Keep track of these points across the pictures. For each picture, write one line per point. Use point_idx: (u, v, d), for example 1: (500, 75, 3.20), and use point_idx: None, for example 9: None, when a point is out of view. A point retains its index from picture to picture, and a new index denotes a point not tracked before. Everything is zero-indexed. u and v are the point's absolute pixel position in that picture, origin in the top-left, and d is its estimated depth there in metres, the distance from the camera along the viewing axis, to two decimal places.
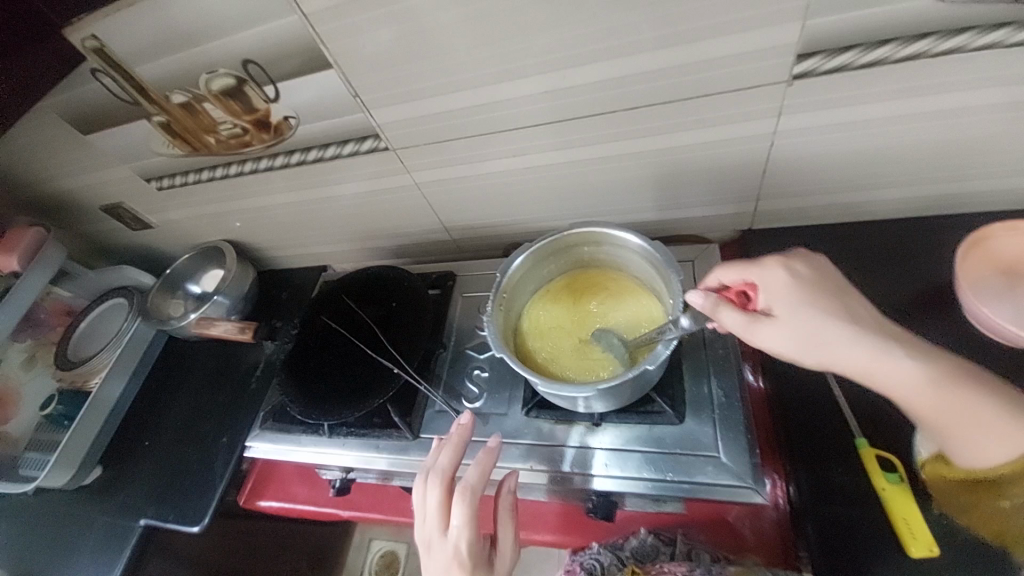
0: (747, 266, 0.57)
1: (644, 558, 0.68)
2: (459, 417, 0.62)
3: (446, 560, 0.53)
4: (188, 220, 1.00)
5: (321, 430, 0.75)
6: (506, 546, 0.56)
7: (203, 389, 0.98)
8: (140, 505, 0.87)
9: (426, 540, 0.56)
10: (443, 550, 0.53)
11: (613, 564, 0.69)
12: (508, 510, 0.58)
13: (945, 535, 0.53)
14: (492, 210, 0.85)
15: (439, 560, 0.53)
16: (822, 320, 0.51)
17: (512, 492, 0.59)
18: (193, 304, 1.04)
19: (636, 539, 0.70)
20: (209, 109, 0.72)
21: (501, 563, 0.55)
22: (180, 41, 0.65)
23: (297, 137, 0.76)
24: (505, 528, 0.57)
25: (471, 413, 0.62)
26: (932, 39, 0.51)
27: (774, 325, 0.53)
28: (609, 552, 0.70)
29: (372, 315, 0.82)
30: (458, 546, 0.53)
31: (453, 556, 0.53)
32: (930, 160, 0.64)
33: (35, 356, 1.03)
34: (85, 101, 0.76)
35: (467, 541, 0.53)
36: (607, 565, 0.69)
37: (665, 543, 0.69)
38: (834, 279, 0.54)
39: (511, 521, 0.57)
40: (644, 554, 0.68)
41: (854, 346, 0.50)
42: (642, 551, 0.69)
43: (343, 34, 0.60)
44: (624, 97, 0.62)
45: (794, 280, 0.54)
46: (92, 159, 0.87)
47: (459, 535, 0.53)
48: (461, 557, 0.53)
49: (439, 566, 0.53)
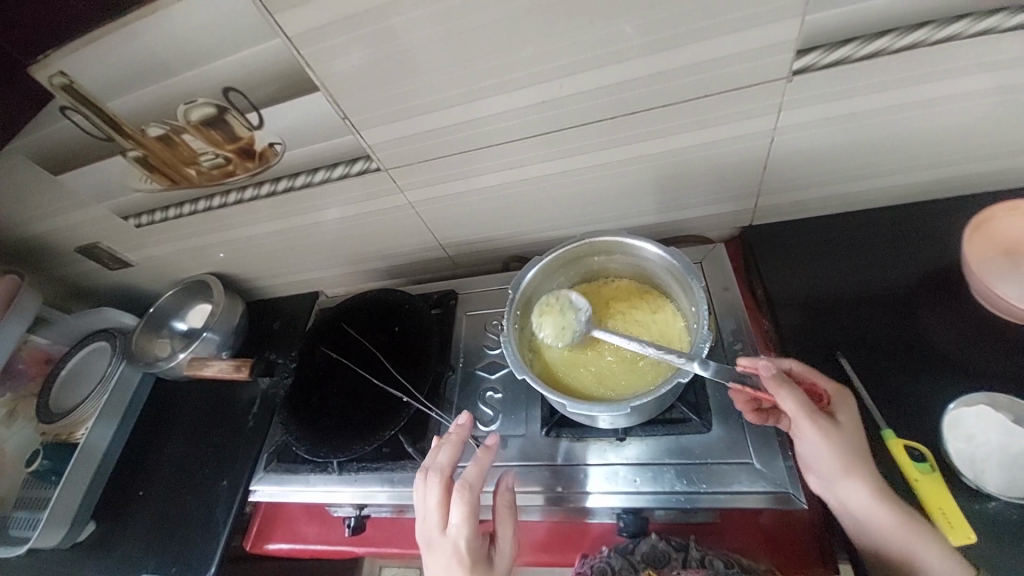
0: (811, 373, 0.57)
1: (657, 563, 0.59)
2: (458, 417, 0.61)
3: (446, 558, 0.51)
4: (171, 255, 0.96)
5: (331, 467, 0.73)
6: (506, 545, 0.54)
7: (198, 431, 0.93)
8: (139, 560, 0.82)
9: (426, 538, 0.54)
10: (443, 547, 0.52)
11: (625, 568, 0.59)
12: (507, 508, 0.56)
13: (981, 522, 0.52)
14: (489, 224, 0.83)
15: (439, 558, 0.51)
16: (859, 445, 0.53)
17: (509, 490, 0.57)
18: (181, 342, 0.99)
19: (647, 542, 0.61)
20: (189, 140, 0.69)
21: (501, 562, 0.53)
22: (156, 71, 0.61)
23: (283, 163, 0.73)
24: (504, 526, 0.55)
25: (469, 412, 0.60)
26: (928, 29, 0.51)
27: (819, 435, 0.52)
28: (619, 556, 0.61)
29: (374, 341, 0.79)
30: (458, 543, 0.51)
31: (453, 554, 0.51)
32: (925, 147, 0.64)
33: (15, 410, 0.96)
34: (54, 139, 0.71)
35: (467, 538, 0.51)
36: (617, 570, 0.59)
37: (676, 548, 0.61)
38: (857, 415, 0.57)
39: (510, 519, 0.56)
40: (657, 559, 0.59)
41: (868, 473, 0.51)
42: (654, 556, 0.60)
43: (330, 54, 0.57)
44: (621, 103, 0.61)
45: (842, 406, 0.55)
46: (64, 199, 0.82)
47: (458, 533, 0.52)
48: (461, 554, 0.51)
49: (439, 565, 0.51)
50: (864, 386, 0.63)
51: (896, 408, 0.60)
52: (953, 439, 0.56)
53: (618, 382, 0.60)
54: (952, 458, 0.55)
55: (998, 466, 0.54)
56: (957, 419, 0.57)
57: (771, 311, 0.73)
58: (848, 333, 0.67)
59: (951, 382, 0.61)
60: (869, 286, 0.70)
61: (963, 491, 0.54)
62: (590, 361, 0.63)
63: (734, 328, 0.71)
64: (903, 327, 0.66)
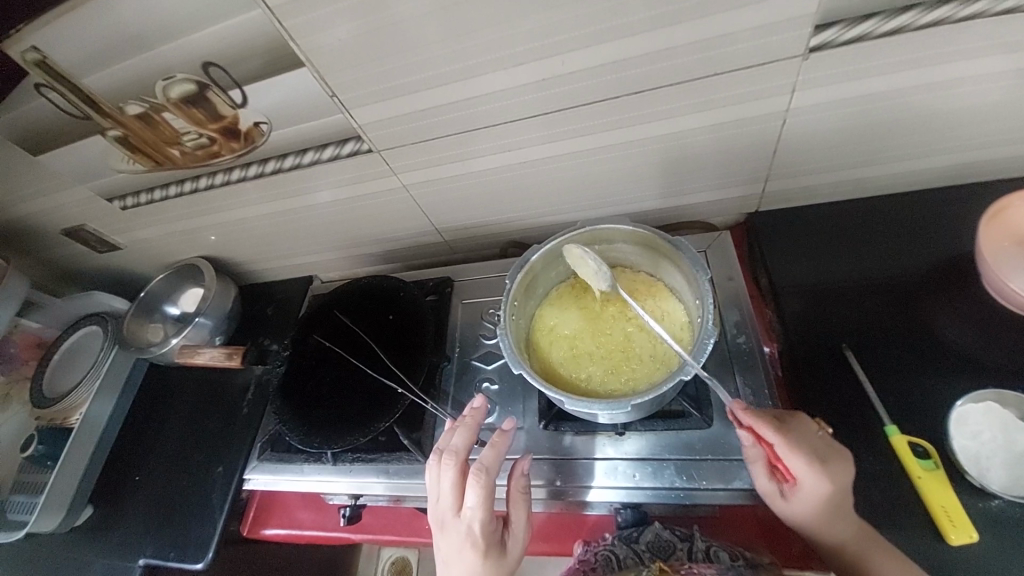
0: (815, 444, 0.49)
1: (662, 554, 0.59)
2: (474, 400, 0.59)
3: (459, 540, 0.50)
4: (160, 238, 0.93)
5: (325, 457, 0.72)
6: (519, 529, 0.54)
7: (194, 416, 0.93)
8: (136, 544, 0.82)
9: (439, 518, 0.53)
10: (456, 529, 0.51)
11: (630, 557, 0.59)
12: (523, 493, 0.55)
13: (983, 520, 0.51)
14: (486, 208, 0.80)
15: (452, 539, 0.51)
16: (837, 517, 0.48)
17: (525, 476, 0.56)
18: (174, 327, 0.98)
19: (651, 531, 0.62)
20: (170, 118, 0.65)
21: (514, 547, 0.52)
22: (132, 45, 0.58)
23: (270, 144, 0.70)
24: (519, 510, 0.54)
25: (485, 396, 0.60)
26: (956, 3, 0.48)
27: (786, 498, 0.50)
28: (624, 544, 0.61)
29: (368, 330, 0.77)
30: (472, 526, 0.50)
31: (466, 536, 0.50)
32: (944, 132, 0.61)
33: (9, 394, 0.95)
34: (30, 117, 0.68)
35: (481, 522, 0.50)
36: (623, 559, 0.59)
37: (681, 538, 0.61)
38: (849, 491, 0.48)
39: (525, 503, 0.55)
40: (662, 548, 0.60)
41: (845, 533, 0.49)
42: (659, 546, 0.60)
43: (314, 27, 0.53)
44: (624, 82, 0.57)
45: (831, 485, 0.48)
46: (45, 180, 0.79)
47: (473, 516, 0.50)
48: (475, 537, 0.50)
49: (452, 546, 0.51)
50: (869, 381, 0.61)
51: (903, 404, 0.59)
52: (958, 437, 0.54)
53: (619, 378, 0.59)
54: (958, 457, 0.54)
55: (1004, 464, 0.53)
56: (964, 417, 0.55)
57: (777, 303, 0.70)
58: (855, 327, 0.65)
59: (959, 377, 0.59)
60: (878, 277, 0.68)
61: (967, 488, 0.53)
62: (591, 356, 0.61)
63: (737, 320, 0.69)
64: (911, 321, 0.64)
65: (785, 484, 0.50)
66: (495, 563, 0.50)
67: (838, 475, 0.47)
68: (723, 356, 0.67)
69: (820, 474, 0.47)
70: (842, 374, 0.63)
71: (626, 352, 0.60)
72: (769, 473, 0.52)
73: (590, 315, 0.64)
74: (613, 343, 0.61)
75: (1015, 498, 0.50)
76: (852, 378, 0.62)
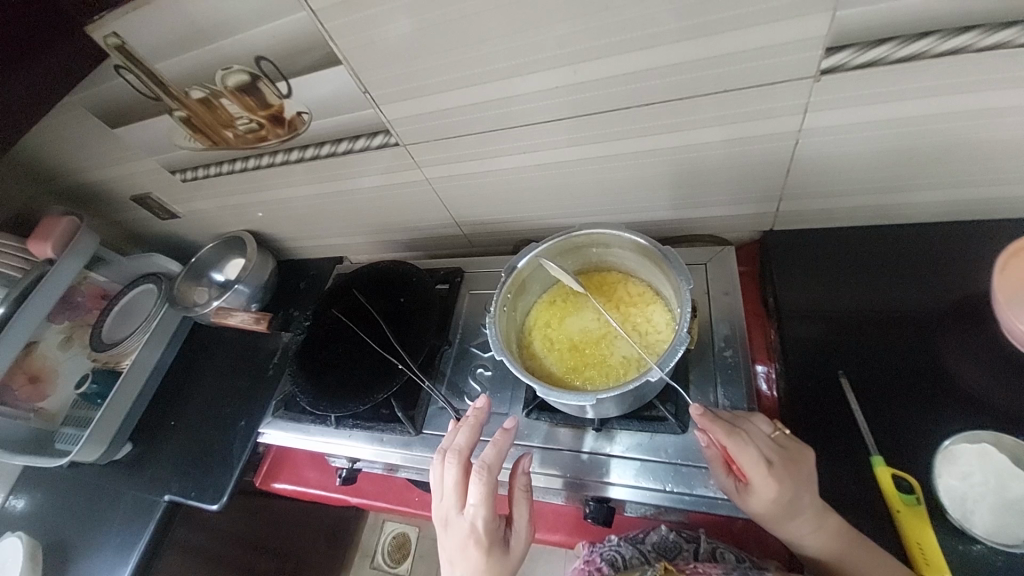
0: (773, 447, 0.51)
1: (668, 553, 0.66)
2: (476, 400, 0.61)
3: (463, 538, 0.52)
4: (212, 210, 1.03)
5: (329, 421, 0.79)
6: (521, 527, 0.55)
7: (225, 374, 1.02)
8: (163, 482, 0.91)
9: (444, 516, 0.55)
10: (460, 526, 0.52)
11: (635, 557, 0.67)
12: (524, 491, 0.56)
13: (960, 564, 0.50)
14: (501, 207, 0.85)
15: (456, 537, 0.52)
16: (795, 521, 0.51)
17: (526, 474, 0.57)
18: (217, 292, 1.07)
19: (657, 533, 0.69)
20: (226, 104, 0.73)
21: (516, 545, 0.54)
22: (196, 39, 0.65)
23: (310, 132, 0.77)
24: (521, 510, 0.56)
25: (486, 396, 0.61)
26: (974, 33, 0.47)
27: (745, 500, 0.52)
28: (630, 545, 0.68)
29: (379, 308, 0.84)
30: (475, 524, 0.52)
31: (470, 534, 0.52)
32: (968, 162, 0.59)
33: (71, 337, 1.05)
34: (111, 95, 0.78)
35: (484, 519, 0.52)
36: (629, 558, 0.67)
37: (687, 540, 0.67)
38: (804, 506, 0.50)
39: (527, 502, 0.56)
40: (667, 549, 0.67)
41: (824, 543, 0.51)
42: (664, 546, 0.67)
43: (352, 29, 0.59)
44: (635, 94, 0.59)
45: (792, 494, 0.49)
46: (120, 149, 0.90)
47: (476, 513, 0.52)
48: (478, 534, 0.51)
49: (456, 543, 0.52)
50: (860, 408, 0.61)
51: (890, 435, 0.58)
52: (944, 476, 0.53)
53: (599, 373, 0.62)
54: (942, 494, 0.53)
55: (992, 509, 0.51)
56: (956, 453, 0.54)
57: (778, 322, 0.70)
58: (852, 353, 0.64)
59: (955, 416, 0.57)
60: (883, 307, 0.66)
61: (949, 529, 0.52)
62: (575, 351, 0.64)
63: (727, 334, 0.70)
64: (911, 352, 0.62)
65: (741, 482, 0.53)
66: (498, 561, 0.51)
67: (789, 477, 0.49)
68: (709, 370, 0.68)
69: (770, 475, 0.49)
70: (831, 398, 0.62)
71: (607, 350, 0.63)
72: (727, 470, 0.54)
73: (579, 311, 0.68)
74: (597, 339, 0.64)
75: (996, 545, 0.49)
76: (842, 403, 0.62)
